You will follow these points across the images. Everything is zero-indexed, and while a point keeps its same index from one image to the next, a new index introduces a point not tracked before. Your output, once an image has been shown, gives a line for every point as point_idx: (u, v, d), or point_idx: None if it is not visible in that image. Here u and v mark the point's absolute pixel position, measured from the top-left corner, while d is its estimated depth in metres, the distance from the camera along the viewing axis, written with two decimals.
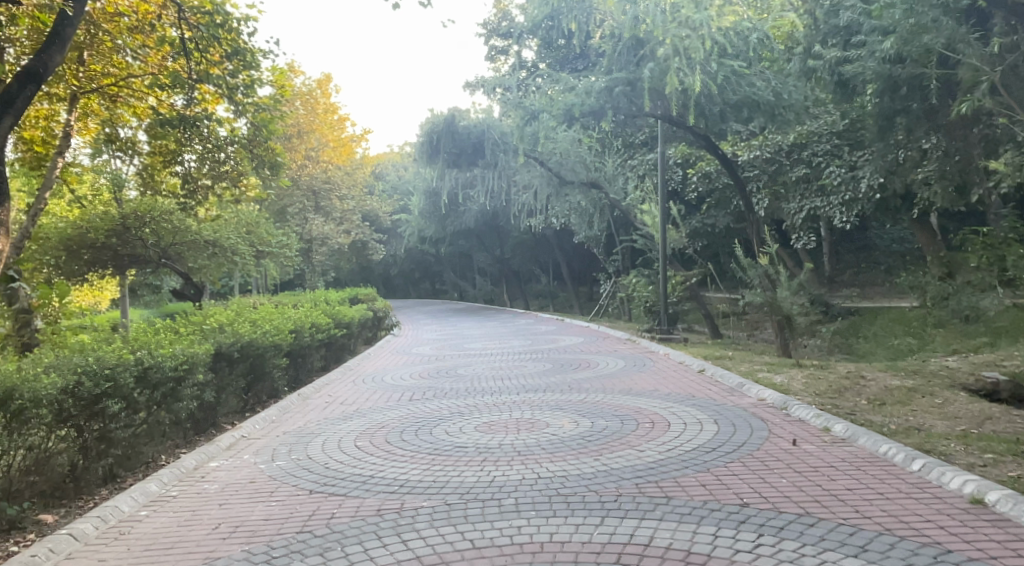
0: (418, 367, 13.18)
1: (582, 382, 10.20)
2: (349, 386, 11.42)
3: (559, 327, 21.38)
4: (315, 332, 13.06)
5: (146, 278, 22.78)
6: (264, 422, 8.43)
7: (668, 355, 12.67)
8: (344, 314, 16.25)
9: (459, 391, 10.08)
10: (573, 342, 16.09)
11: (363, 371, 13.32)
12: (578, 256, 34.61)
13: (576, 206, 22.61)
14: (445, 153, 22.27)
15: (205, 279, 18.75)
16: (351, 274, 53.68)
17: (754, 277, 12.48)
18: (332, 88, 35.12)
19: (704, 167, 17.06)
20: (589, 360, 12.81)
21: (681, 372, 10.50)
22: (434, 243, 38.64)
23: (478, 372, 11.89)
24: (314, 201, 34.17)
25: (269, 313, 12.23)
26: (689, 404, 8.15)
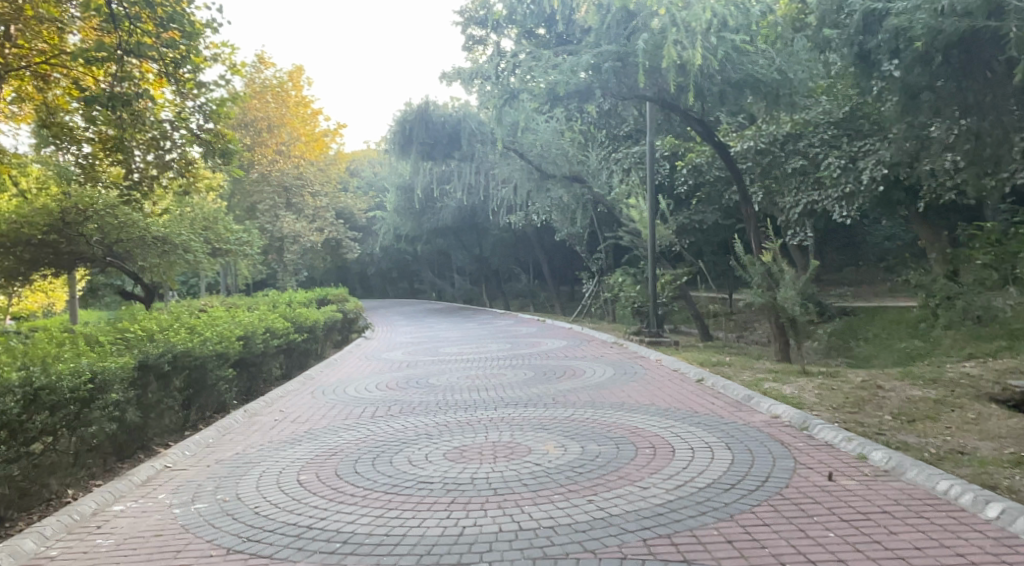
0: (387, 377, 11.91)
1: (568, 395, 9.02)
2: (306, 398, 10.17)
3: (541, 329, 20.18)
4: (270, 337, 11.78)
5: (101, 276, 21.80)
6: (197, 448, 7.21)
7: (661, 361, 11.53)
8: (307, 316, 14.95)
9: (428, 407, 8.85)
10: (555, 346, 14.92)
11: (325, 381, 12.04)
12: (559, 254, 33.43)
13: (557, 201, 21.47)
14: (419, 145, 21.04)
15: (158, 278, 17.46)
16: (327, 274, 52.14)
17: (754, 275, 11.34)
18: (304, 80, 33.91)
19: (694, 159, 15.97)
20: (573, 367, 11.65)
21: (679, 382, 9.36)
22: (410, 241, 37.34)
23: (451, 383, 10.65)
24: (285, 198, 32.81)
25: (217, 318, 10.95)
26: (693, 423, 7.00)
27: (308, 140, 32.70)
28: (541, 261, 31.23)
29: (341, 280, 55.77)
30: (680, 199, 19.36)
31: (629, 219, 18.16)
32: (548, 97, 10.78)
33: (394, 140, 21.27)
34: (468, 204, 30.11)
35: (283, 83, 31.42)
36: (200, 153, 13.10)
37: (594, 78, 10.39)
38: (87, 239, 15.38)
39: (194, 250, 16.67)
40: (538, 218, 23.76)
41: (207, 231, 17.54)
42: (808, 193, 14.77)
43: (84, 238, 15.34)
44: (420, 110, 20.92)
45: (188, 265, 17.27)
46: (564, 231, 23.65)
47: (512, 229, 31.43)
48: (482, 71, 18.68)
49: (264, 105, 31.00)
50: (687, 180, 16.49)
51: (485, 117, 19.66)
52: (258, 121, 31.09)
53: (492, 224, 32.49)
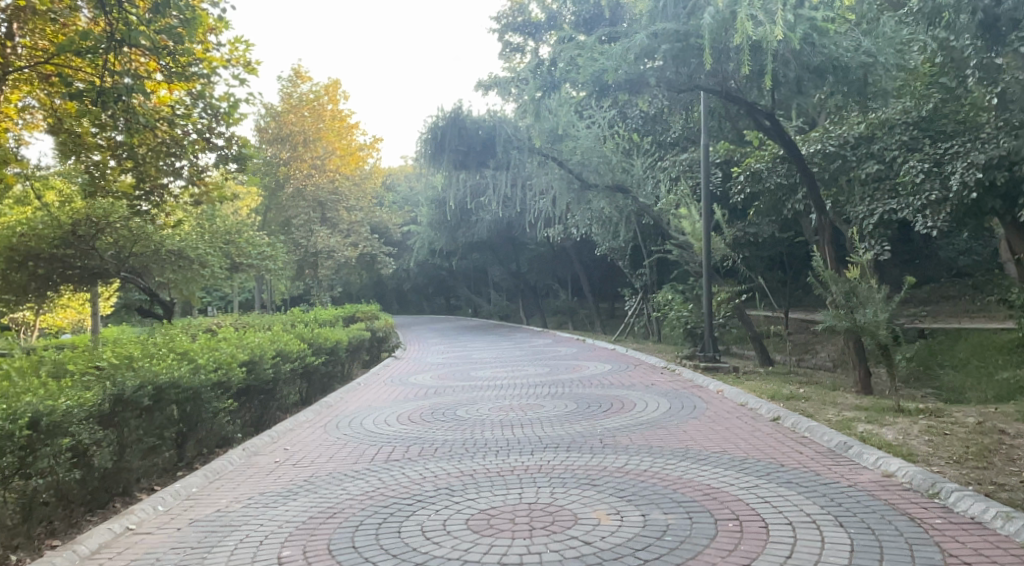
0: (412, 406, 10.63)
1: (621, 436, 7.61)
2: (317, 432, 8.95)
3: (581, 350, 18.77)
4: (283, 361, 10.61)
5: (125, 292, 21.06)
6: (174, 503, 6.05)
7: (723, 393, 10.02)
8: (330, 336, 13.81)
9: (454, 448, 7.53)
10: (598, 371, 13.52)
11: (344, 410, 10.83)
12: (600, 269, 32.01)
13: (598, 213, 20.10)
14: (451, 151, 19.82)
15: (175, 293, 16.50)
16: (363, 289, 51.38)
17: (836, 294, 9.78)
18: (342, 94, 33.50)
19: (752, 164, 14.45)
20: (621, 398, 10.22)
21: (751, 423, 7.92)
22: (445, 256, 36.25)
23: (482, 416, 9.32)
24: (320, 213, 32.12)
25: (223, 341, 9.83)
26: (782, 483, 5.59)
27: (343, 154, 32.28)
28: (580, 277, 29.86)
29: (376, 295, 55.00)
30: (733, 211, 17.87)
31: (678, 232, 16.73)
32: (594, 87, 9.69)
33: (425, 146, 20.11)
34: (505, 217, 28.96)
35: (320, 98, 31.72)
36: (211, 161, 12.00)
37: (644, 65, 9.19)
38: (100, 254, 14.33)
39: (216, 262, 15.84)
40: (578, 231, 22.43)
41: (224, 248, 16.40)
42: (884, 201, 13.22)
43: (97, 252, 14.31)
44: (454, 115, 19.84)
45: (209, 280, 16.28)
46: (605, 244, 22.27)
47: (550, 243, 30.14)
48: (519, 74, 17.60)
49: (301, 119, 31.25)
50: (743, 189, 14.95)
51: (523, 123, 18.48)
52: (295, 135, 31.21)
53: (529, 239, 31.27)
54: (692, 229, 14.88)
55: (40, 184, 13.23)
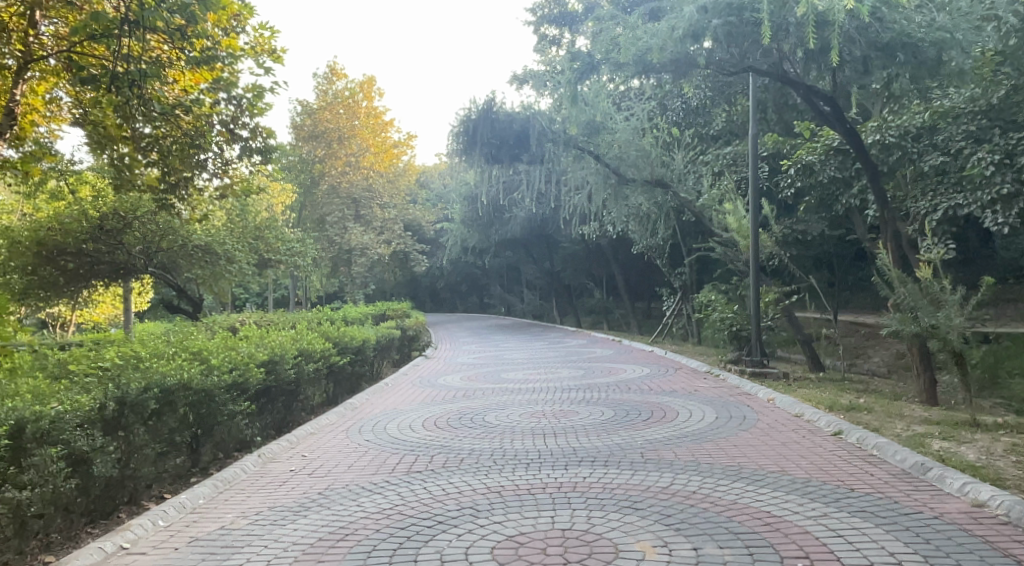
0: (439, 411, 10.07)
1: (664, 451, 6.93)
2: (338, 438, 8.45)
3: (618, 352, 18.07)
4: (306, 362, 10.13)
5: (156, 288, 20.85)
6: (177, 518, 5.58)
7: (774, 403, 9.28)
8: (357, 334, 13.33)
9: (483, 459, 6.93)
10: (636, 375, 12.83)
11: (369, 413, 10.31)
12: (637, 268, 31.23)
13: (637, 209, 19.36)
14: (484, 145, 19.31)
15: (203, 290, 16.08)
16: (396, 287, 51.15)
17: (904, 295, 9.00)
18: (377, 91, 33.30)
19: (802, 156, 13.82)
20: (661, 406, 9.52)
21: (809, 438, 7.18)
22: (479, 254, 35.77)
23: (513, 423, 8.71)
24: (354, 210, 32.07)
25: (243, 340, 9.38)
26: (854, 512, 4.91)
27: (377, 152, 32.30)
28: (616, 276, 29.11)
29: (410, 293, 54.77)
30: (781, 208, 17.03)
31: (722, 230, 15.95)
32: (638, 70, 9.08)
33: (457, 139, 19.70)
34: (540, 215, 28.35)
35: (355, 94, 31.89)
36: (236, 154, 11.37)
37: (691, 46, 8.56)
38: (127, 250, 13.95)
39: (246, 255, 15.59)
40: (615, 228, 21.72)
41: (252, 243, 16.09)
42: (949, 197, 12.32)
43: (124, 247, 13.94)
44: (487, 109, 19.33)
45: (238, 277, 15.90)
46: (643, 243, 21.53)
47: (586, 241, 29.46)
48: (555, 66, 16.93)
49: (335, 117, 31.41)
50: (794, 183, 14.31)
51: (560, 116, 17.81)
52: (329, 132, 31.45)
53: (564, 237, 30.60)
54: (738, 225, 14.11)
55: (75, 180, 12.69)
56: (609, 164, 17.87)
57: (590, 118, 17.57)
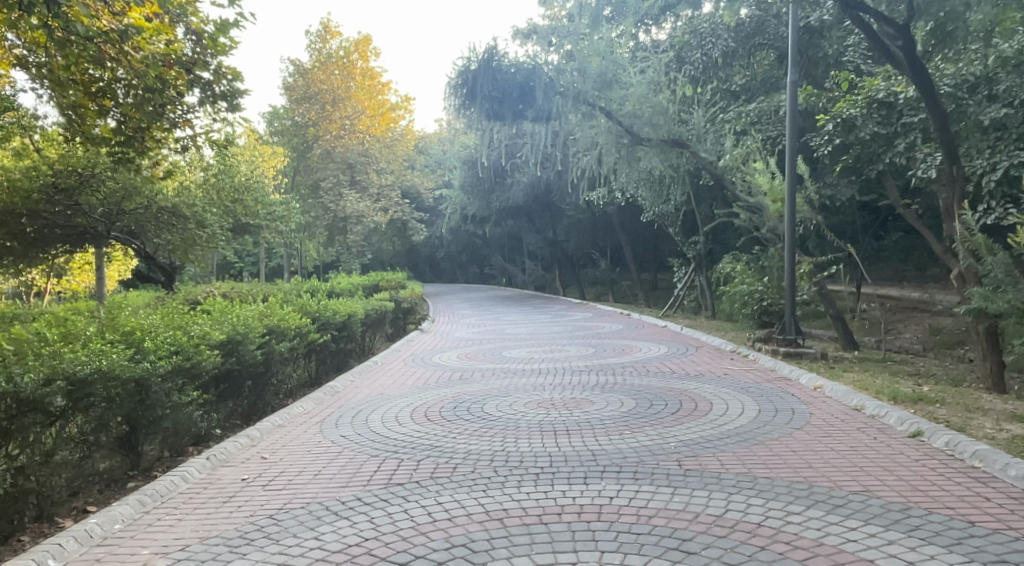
0: (433, 399, 8.71)
1: (706, 457, 5.58)
2: (310, 432, 7.10)
3: (628, 327, 16.73)
4: (278, 341, 8.72)
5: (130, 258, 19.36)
6: (75, 555, 4.26)
7: (823, 392, 7.91)
8: (342, 307, 11.92)
9: (480, 468, 5.57)
10: (654, 355, 11.49)
11: (351, 398, 8.93)
12: (645, 238, 29.86)
13: (650, 173, 17.88)
14: (484, 98, 17.35)
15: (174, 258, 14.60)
16: (394, 257, 49.66)
17: (997, 270, 8.01)
18: (373, 50, 31.57)
19: (842, 110, 12.62)
20: (690, 393, 8.16)
21: (882, 441, 5.85)
22: (479, 223, 34.35)
23: (518, 417, 7.34)
24: (349, 175, 30.87)
25: (200, 316, 7.97)
26: (991, 563, 3.61)
27: (373, 114, 30.64)
28: (624, 247, 27.73)
29: (410, 263, 53.44)
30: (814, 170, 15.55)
31: (748, 194, 14.52)
32: None
33: (455, 94, 17.87)
34: (544, 180, 26.84)
35: (350, 54, 30.27)
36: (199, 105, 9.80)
37: None
38: (85, 211, 12.37)
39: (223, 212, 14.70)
40: (625, 193, 20.28)
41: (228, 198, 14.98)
42: (1008, 154, 10.93)
43: (83, 209, 12.39)
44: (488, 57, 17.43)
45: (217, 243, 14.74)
46: (655, 209, 20.11)
47: (592, 209, 28.02)
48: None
49: (329, 78, 30.18)
50: (830, 142, 13.17)
51: (570, 70, 16.38)
52: (323, 94, 30.27)
53: (568, 205, 29.14)
54: (769, 188, 12.59)
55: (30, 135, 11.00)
56: (622, 122, 16.38)
57: (601, 69, 16.18)
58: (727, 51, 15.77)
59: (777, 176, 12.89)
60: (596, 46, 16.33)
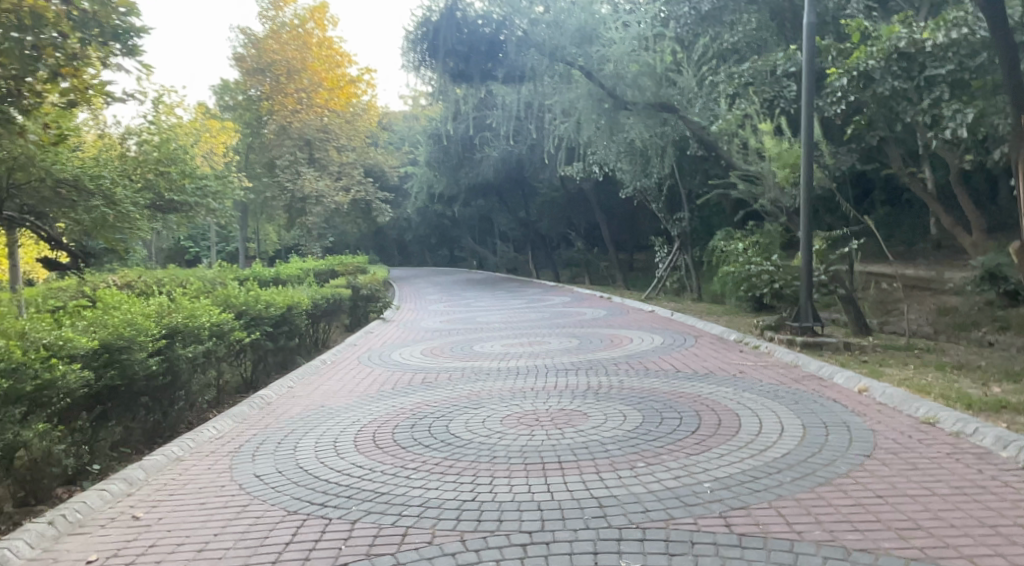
0: (386, 412, 6.98)
1: (760, 509, 3.95)
2: (215, 468, 5.34)
3: (612, 312, 15.11)
4: (185, 344, 6.89)
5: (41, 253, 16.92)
6: None
7: (869, 397, 6.34)
8: (279, 297, 10.03)
9: (439, 536, 3.89)
10: (648, 347, 9.88)
11: (284, 413, 7.16)
12: (622, 216, 28.32)
13: (631, 144, 16.23)
14: (447, 53, 15.98)
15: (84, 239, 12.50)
16: (359, 240, 47.54)
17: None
18: (330, 19, 29.29)
19: (859, 62, 10.98)
20: (706, 401, 6.49)
21: (992, 476, 4.29)
22: (447, 202, 32.49)
23: (493, 441, 5.66)
24: (307, 152, 28.86)
25: (73, 316, 6.16)
26: None
27: (332, 87, 28.36)
28: (600, 225, 26.14)
29: (377, 245, 51.31)
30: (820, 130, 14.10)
31: (746, 161, 12.94)
32: None
33: (414, 50, 16.22)
34: (515, 153, 25.03)
35: (305, 23, 28.03)
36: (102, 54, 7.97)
37: None
38: None
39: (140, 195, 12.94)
40: (604, 165, 18.62)
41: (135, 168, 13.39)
42: None
43: None
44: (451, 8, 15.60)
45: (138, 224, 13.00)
46: (635, 183, 18.49)
47: (566, 185, 26.38)
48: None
49: (283, 49, 27.87)
50: (843, 98, 11.64)
51: (544, 20, 14.54)
52: (277, 65, 28.15)
53: (540, 182, 27.44)
54: (780, 152, 10.70)
55: None
56: (604, 84, 14.73)
57: (579, 22, 14.54)
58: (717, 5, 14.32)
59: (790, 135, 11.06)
60: (570, 3, 14.57)
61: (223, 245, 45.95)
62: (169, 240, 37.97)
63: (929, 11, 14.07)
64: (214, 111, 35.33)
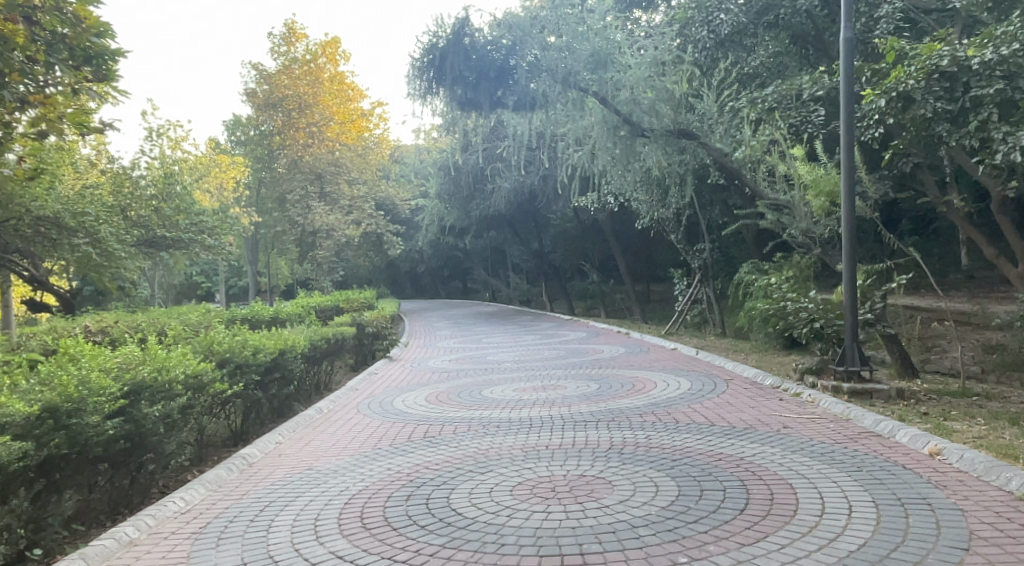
0: (381, 477, 6.12)
1: None
2: (172, 559, 4.53)
3: (631, 351, 14.17)
4: (154, 401, 6.10)
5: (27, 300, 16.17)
6: None
7: (943, 463, 5.40)
8: (270, 341, 9.13)
9: None
10: (675, 393, 8.92)
11: (266, 478, 6.34)
12: (638, 248, 27.52)
13: (648, 174, 15.51)
14: (454, 80, 15.03)
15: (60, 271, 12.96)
16: (370, 273, 46.96)
17: None
18: (342, 53, 28.81)
19: (897, 82, 10.11)
20: (753, 469, 5.58)
21: None
22: (458, 234, 31.85)
23: (502, 521, 4.78)
24: (318, 186, 27.95)
25: (20, 377, 5.47)
26: None
27: (342, 121, 28.07)
28: (616, 257, 25.34)
29: (389, 278, 50.67)
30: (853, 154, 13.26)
31: (774, 189, 12.13)
32: None
33: (419, 77, 15.24)
34: (527, 184, 24.37)
35: (316, 58, 27.92)
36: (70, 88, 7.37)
37: None
38: None
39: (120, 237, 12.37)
40: (621, 195, 17.88)
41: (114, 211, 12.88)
42: None
43: None
44: (460, 29, 14.77)
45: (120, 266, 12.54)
46: (653, 213, 17.74)
47: (580, 216, 25.66)
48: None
49: (295, 84, 27.54)
50: (879, 121, 10.75)
51: (557, 43, 13.95)
52: (288, 100, 27.65)
53: (553, 213, 26.76)
54: (816, 178, 9.75)
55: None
56: (619, 111, 13.85)
57: (593, 48, 13.72)
58: (737, 27, 13.55)
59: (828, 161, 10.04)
60: (586, 27, 13.72)
61: (234, 280, 45.51)
62: (179, 275, 37.55)
63: (964, 30, 13.27)
64: (224, 146, 35.10)
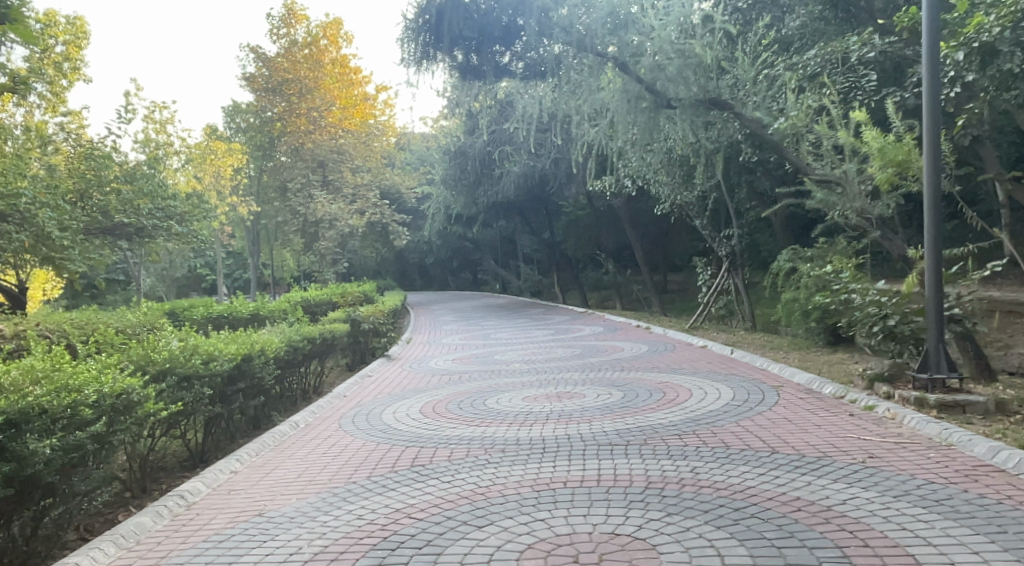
0: (348, 531, 4.66)
1: None
2: None
3: (656, 350, 12.58)
4: (51, 434, 4.76)
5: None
6: None
7: None
8: (233, 345, 7.61)
9: None
10: (717, 407, 7.35)
11: (203, 529, 4.92)
12: (657, 236, 25.93)
13: (669, 154, 13.97)
14: (454, 41, 13.36)
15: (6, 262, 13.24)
16: (378, 265, 45.63)
17: None
18: (347, 35, 27.25)
19: (979, 30, 8.47)
20: (850, 527, 4.08)
21: None
22: (466, 223, 30.38)
23: None
24: (321, 174, 26.40)
25: None
26: None
27: (345, 106, 26.22)
28: (633, 245, 23.80)
29: (398, 269, 49.28)
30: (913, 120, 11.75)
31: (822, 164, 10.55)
32: None
33: (414, 40, 13.56)
34: (538, 169, 22.86)
35: (317, 40, 26.49)
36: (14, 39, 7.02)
37: None
38: None
39: (47, 224, 12.25)
40: (641, 178, 16.33)
41: (53, 202, 12.68)
42: None
43: None
44: None
45: (61, 247, 13.00)
46: (676, 196, 16.21)
47: (595, 202, 24.11)
48: None
49: (296, 68, 26.27)
50: (956, 79, 9.21)
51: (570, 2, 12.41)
52: (289, 85, 26.33)
53: (565, 199, 25.23)
54: (883, 146, 8.11)
55: None
56: (641, 79, 12.34)
57: (611, 5, 12.25)
58: None
59: (897, 127, 8.42)
60: None
61: (238, 272, 44.33)
62: (180, 267, 36.42)
63: None
64: (222, 133, 33.70)
